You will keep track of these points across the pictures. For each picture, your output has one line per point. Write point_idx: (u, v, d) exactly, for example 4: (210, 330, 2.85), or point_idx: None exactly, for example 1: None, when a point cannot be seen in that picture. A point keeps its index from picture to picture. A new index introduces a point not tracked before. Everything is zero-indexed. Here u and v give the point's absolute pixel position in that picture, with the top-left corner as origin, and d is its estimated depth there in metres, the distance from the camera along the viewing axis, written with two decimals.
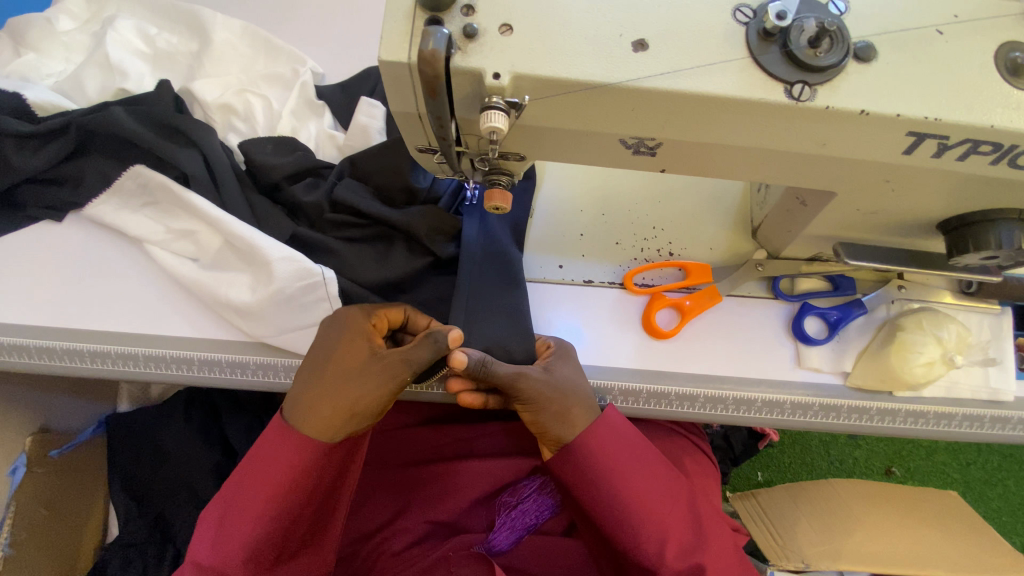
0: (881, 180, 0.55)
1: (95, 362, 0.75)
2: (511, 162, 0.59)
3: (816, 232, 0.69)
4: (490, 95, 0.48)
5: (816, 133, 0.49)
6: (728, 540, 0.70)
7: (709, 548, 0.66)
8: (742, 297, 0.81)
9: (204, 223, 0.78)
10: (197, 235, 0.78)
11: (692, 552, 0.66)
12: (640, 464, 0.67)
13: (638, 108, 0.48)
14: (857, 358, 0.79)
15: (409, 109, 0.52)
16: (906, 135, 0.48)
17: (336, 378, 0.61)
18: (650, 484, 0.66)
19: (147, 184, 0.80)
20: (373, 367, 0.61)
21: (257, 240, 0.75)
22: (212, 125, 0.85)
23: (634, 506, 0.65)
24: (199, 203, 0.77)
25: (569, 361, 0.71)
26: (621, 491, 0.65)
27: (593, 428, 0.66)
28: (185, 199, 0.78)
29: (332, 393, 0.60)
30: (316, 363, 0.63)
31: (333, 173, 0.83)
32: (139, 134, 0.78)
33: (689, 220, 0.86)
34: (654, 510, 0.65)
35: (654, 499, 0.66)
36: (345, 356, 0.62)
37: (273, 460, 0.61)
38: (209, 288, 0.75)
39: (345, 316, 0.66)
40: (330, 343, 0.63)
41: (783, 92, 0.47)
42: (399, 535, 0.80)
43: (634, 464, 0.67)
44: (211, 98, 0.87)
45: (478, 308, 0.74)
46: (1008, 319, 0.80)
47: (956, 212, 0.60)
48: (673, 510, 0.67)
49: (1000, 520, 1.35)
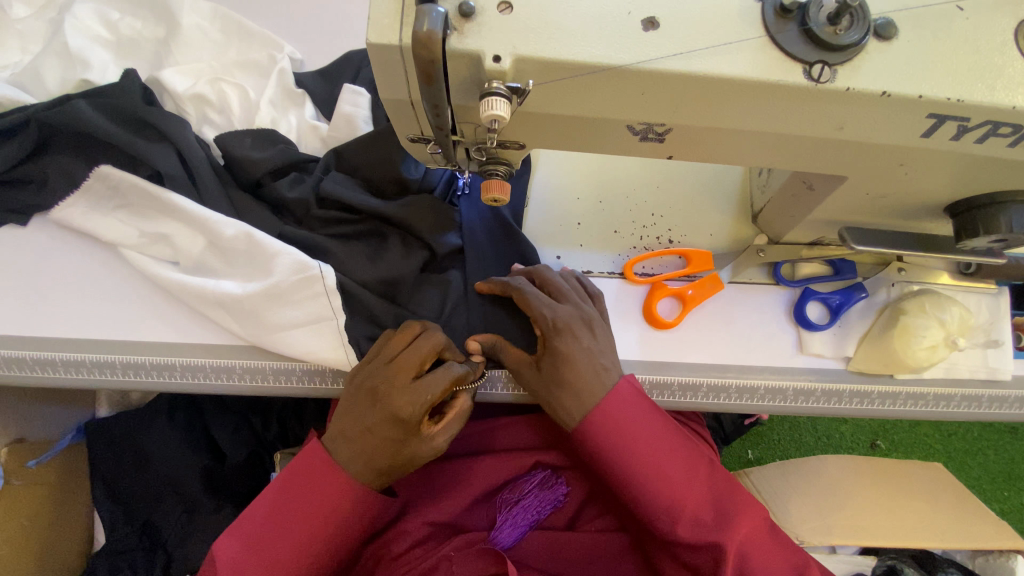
0: (895, 164, 0.53)
1: (68, 372, 0.71)
2: (511, 151, 0.55)
3: (822, 216, 0.67)
4: (489, 79, 0.44)
5: (833, 116, 0.47)
6: (762, 514, 0.62)
7: (731, 527, 0.60)
8: (743, 284, 0.80)
9: (184, 225, 0.74)
10: (175, 238, 0.74)
11: (709, 532, 0.60)
12: (654, 438, 0.63)
13: (649, 93, 0.45)
14: (859, 342, 0.78)
15: (401, 96, 0.48)
16: (927, 117, 0.46)
17: (370, 463, 0.62)
18: (662, 456, 0.62)
19: (118, 185, 0.74)
20: (400, 456, 0.61)
21: (255, 245, 0.71)
22: (185, 117, 0.80)
23: (650, 482, 0.61)
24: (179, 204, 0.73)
25: (602, 324, 0.70)
26: (636, 460, 0.62)
27: (611, 402, 0.63)
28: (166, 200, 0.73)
29: (377, 470, 0.62)
30: (355, 446, 0.62)
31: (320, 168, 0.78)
32: (109, 131, 0.73)
33: (688, 206, 0.83)
34: (667, 477, 0.62)
35: (668, 473, 0.62)
36: (387, 440, 0.60)
37: (294, 535, 0.62)
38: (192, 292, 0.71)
39: (391, 408, 0.60)
40: (370, 430, 0.61)
41: (802, 73, 0.44)
42: (398, 538, 0.76)
43: (647, 437, 0.63)
44: (182, 88, 0.81)
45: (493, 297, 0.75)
46: (1006, 299, 0.80)
47: (965, 195, 0.58)
48: (690, 485, 0.62)
49: (981, 488, 1.39)
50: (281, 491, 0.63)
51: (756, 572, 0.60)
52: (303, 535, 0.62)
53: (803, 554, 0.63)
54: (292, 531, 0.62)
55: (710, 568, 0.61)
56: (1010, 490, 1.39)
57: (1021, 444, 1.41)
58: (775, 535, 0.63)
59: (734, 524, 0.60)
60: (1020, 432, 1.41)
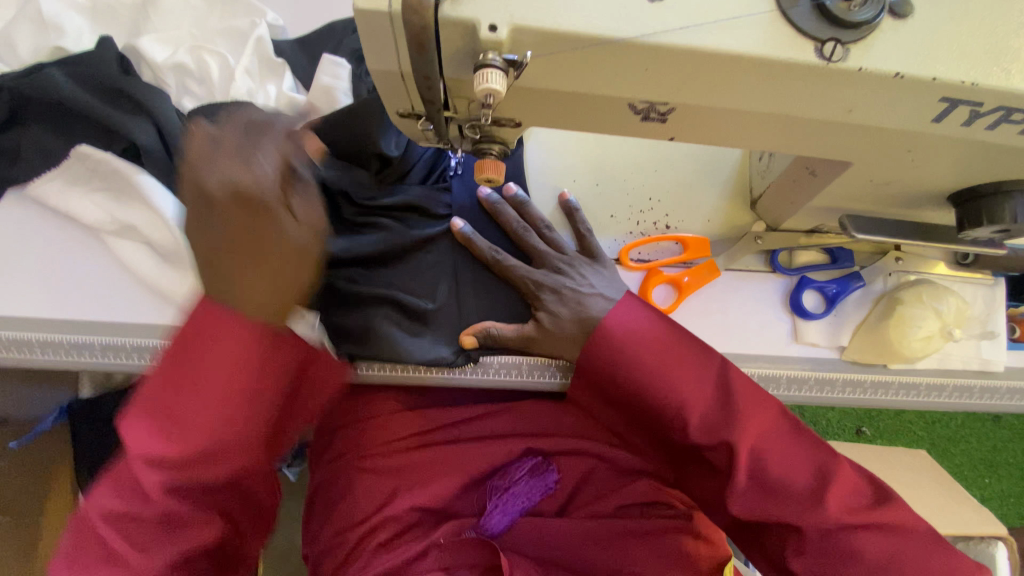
0: (902, 150, 0.51)
1: (47, 352, 0.69)
2: (506, 129, 0.53)
3: (823, 203, 0.66)
4: (485, 50, 0.42)
5: (843, 98, 0.45)
6: (769, 412, 0.62)
7: (740, 426, 0.60)
8: (739, 272, 0.78)
9: (150, 213, 0.70)
10: (144, 224, 0.70)
11: (720, 432, 0.61)
12: (660, 347, 0.64)
13: (652, 69, 0.43)
14: (854, 332, 0.77)
15: (390, 67, 0.45)
16: (939, 101, 0.44)
17: None
18: (670, 363, 0.63)
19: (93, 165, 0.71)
20: None
21: None
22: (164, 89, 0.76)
23: (659, 384, 0.63)
24: (156, 190, 0.70)
25: (589, 267, 0.73)
26: (643, 367, 0.64)
27: (614, 316, 0.66)
28: (138, 184, 0.70)
29: None
30: None
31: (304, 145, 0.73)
32: (89, 103, 0.70)
33: (687, 190, 0.81)
34: (673, 380, 0.63)
35: (677, 379, 0.63)
36: None
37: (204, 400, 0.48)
38: (163, 282, 0.69)
39: None
40: None
41: (814, 52, 0.42)
42: (388, 523, 0.75)
43: (653, 346, 0.64)
44: (161, 58, 0.77)
45: (484, 282, 0.73)
46: (1001, 290, 0.79)
47: (969, 183, 0.57)
48: (700, 388, 0.63)
49: (963, 474, 1.41)
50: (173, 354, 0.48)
51: (770, 471, 0.60)
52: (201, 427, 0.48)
53: (825, 452, 0.62)
54: (191, 393, 0.48)
55: (722, 468, 0.62)
56: (991, 477, 1.41)
57: (1003, 431, 1.42)
58: (793, 436, 0.62)
59: (744, 422, 0.60)
60: (1002, 421, 1.43)
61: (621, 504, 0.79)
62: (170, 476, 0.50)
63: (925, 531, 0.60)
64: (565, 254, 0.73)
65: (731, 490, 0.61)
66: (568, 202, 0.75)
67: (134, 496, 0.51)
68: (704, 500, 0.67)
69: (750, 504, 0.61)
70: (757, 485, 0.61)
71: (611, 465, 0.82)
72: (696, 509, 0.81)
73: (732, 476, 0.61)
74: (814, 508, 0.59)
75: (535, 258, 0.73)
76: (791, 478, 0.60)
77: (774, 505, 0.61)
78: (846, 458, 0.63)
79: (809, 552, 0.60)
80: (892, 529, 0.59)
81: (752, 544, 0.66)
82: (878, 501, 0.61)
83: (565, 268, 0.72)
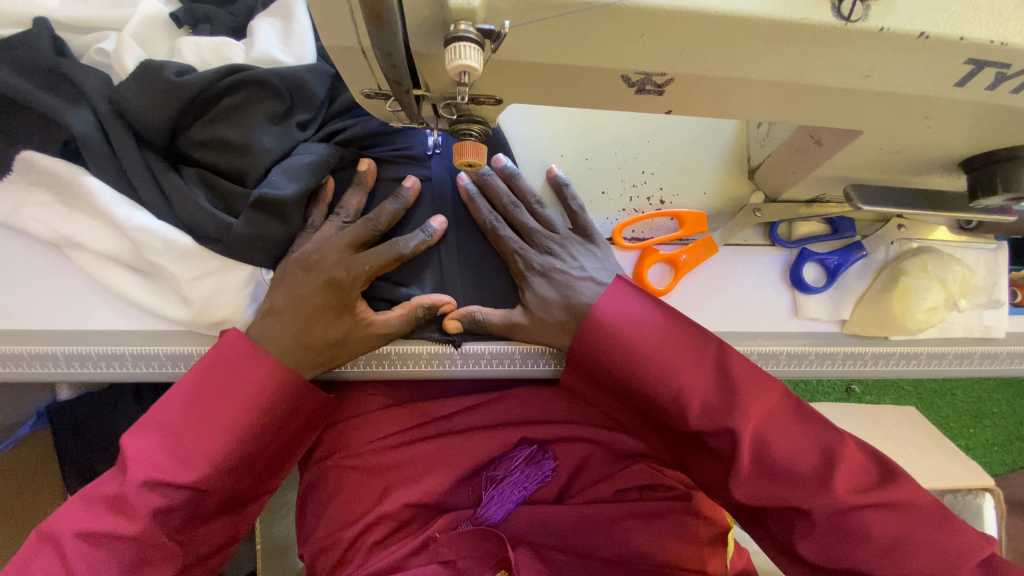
0: (919, 116, 0.47)
1: (15, 366, 0.67)
2: (485, 107, 0.48)
3: (825, 173, 0.62)
4: (455, 20, 0.37)
5: (859, 62, 0.40)
6: (772, 396, 0.60)
7: (743, 411, 0.58)
8: (737, 247, 0.75)
9: (101, 220, 0.65)
10: (98, 230, 0.65)
11: (720, 418, 0.58)
12: (655, 333, 0.61)
13: (648, 36, 0.38)
14: (856, 304, 0.75)
15: (350, 43, 0.40)
16: (963, 63, 0.40)
17: None
18: (665, 348, 0.60)
19: (38, 173, 0.65)
20: None
21: (175, 255, 0.64)
22: (89, 70, 0.65)
23: (656, 371, 0.60)
24: (102, 193, 0.64)
25: (577, 246, 0.69)
26: (638, 354, 0.60)
27: (606, 301, 0.62)
28: (86, 190, 0.64)
29: None
30: None
31: (234, 103, 0.65)
32: (26, 92, 0.63)
33: (682, 161, 0.76)
34: (670, 365, 0.60)
35: (673, 364, 0.60)
36: None
37: (208, 428, 0.57)
38: (126, 293, 0.66)
39: None
40: None
41: (831, 10, 0.37)
42: (379, 522, 0.73)
43: (648, 331, 0.61)
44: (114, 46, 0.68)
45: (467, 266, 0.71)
46: (1004, 254, 0.76)
47: (982, 150, 0.53)
48: (697, 373, 0.60)
49: (947, 426, 1.42)
50: (194, 385, 0.59)
51: (773, 456, 0.59)
52: (192, 458, 0.57)
53: (831, 433, 0.60)
54: (206, 426, 0.57)
55: (725, 454, 0.60)
56: (976, 427, 1.43)
57: (986, 383, 1.44)
58: (796, 417, 0.60)
59: (747, 408, 0.58)
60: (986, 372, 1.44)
61: (619, 488, 0.78)
62: (162, 499, 0.56)
63: (933, 510, 0.58)
64: (555, 232, 0.69)
65: (735, 477, 0.59)
66: (558, 178, 0.69)
67: (106, 514, 0.56)
68: (706, 485, 0.65)
69: (753, 489, 0.59)
70: (761, 470, 0.59)
71: (608, 450, 0.80)
72: (696, 489, 0.80)
73: (736, 463, 0.59)
74: (823, 492, 0.57)
75: (524, 238, 0.69)
76: (798, 463, 0.58)
77: (778, 490, 0.59)
78: (851, 437, 0.61)
79: (817, 534, 0.58)
80: (900, 509, 0.58)
81: (759, 526, 0.64)
82: (886, 481, 0.60)
83: (551, 249, 0.68)
